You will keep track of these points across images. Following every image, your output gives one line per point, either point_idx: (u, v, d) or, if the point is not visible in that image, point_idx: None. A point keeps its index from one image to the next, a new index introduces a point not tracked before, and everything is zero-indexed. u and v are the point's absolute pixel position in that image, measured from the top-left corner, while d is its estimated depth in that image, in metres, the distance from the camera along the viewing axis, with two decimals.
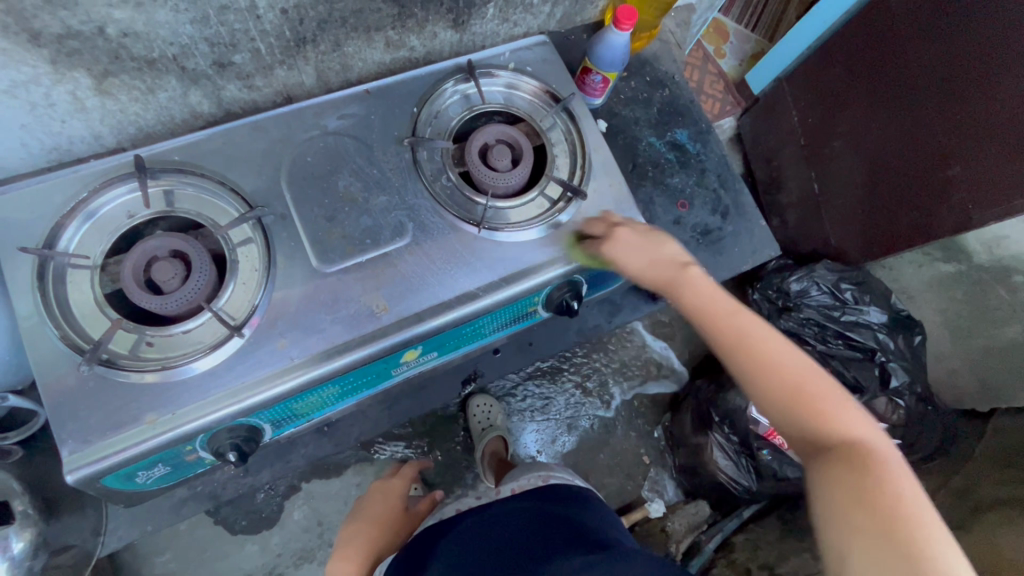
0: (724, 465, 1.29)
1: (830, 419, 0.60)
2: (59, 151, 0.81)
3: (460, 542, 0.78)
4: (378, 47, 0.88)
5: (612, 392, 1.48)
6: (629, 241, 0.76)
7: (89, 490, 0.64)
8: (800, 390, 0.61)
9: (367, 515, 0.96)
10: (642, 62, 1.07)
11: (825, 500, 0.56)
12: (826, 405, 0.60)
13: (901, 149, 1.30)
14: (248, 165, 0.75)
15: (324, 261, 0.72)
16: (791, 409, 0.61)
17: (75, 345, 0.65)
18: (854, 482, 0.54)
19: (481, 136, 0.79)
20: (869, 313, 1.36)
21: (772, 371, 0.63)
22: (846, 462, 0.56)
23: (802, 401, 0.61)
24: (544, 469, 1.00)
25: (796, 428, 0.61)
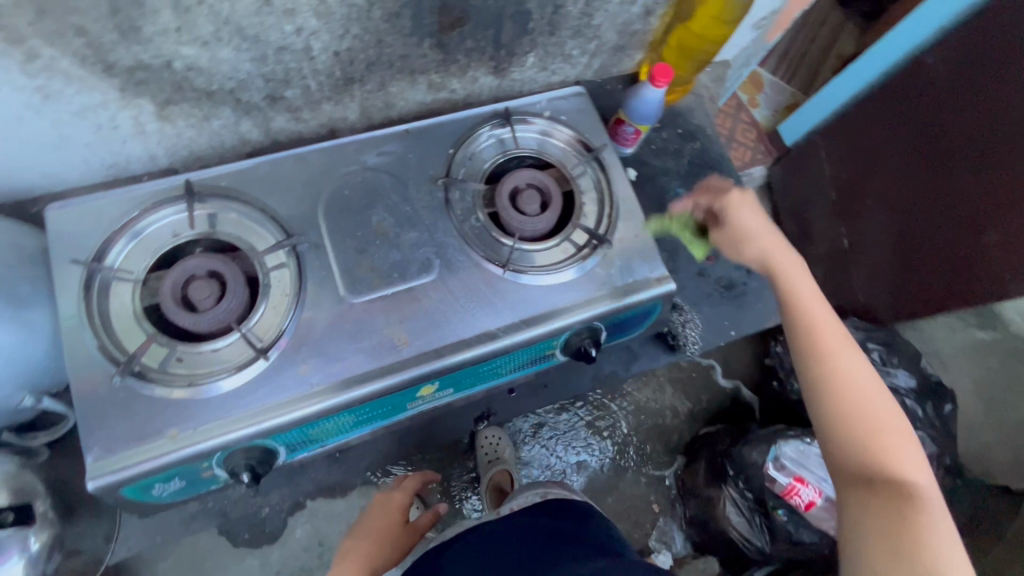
0: (736, 522, 1.28)
1: (888, 451, 0.60)
2: (116, 168, 0.86)
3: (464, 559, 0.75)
4: (421, 88, 0.92)
5: (624, 436, 1.44)
6: (759, 207, 0.77)
7: (109, 498, 0.66)
8: (870, 418, 0.62)
9: (368, 525, 0.86)
10: (675, 114, 1.09)
11: (863, 530, 0.57)
12: (891, 438, 0.61)
13: (935, 211, 1.29)
14: (287, 193, 0.78)
15: (351, 290, 0.75)
16: (853, 429, 0.62)
17: (111, 356, 0.67)
18: (896, 520, 0.56)
19: (513, 181, 0.82)
20: (897, 375, 1.33)
21: (851, 393, 0.63)
22: (896, 498, 0.57)
23: (869, 428, 0.62)
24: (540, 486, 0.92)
25: (852, 450, 0.61)
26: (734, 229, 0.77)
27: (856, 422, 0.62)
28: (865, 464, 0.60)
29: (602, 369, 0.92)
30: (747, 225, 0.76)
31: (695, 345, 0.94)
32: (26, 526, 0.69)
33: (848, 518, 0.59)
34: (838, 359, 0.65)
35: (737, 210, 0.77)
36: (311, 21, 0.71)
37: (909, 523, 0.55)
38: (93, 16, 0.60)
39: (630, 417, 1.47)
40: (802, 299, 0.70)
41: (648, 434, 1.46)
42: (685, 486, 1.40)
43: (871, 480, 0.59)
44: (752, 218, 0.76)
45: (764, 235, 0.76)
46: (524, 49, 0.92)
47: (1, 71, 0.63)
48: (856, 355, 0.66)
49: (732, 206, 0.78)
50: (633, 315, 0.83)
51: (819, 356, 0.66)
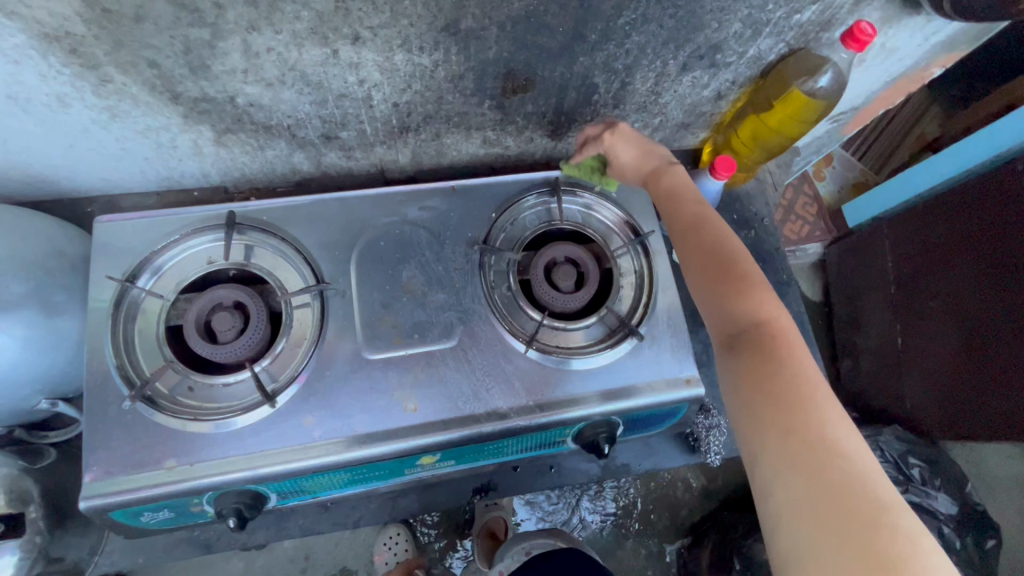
0: None
1: (750, 300, 0.61)
2: (170, 181, 0.88)
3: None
4: (475, 142, 0.91)
5: (630, 499, 1.57)
6: (634, 138, 0.80)
7: (97, 519, 0.66)
8: (728, 276, 0.64)
9: None
10: (733, 198, 1.04)
11: (735, 390, 0.57)
12: (750, 290, 0.62)
13: (1006, 323, 1.18)
14: (324, 235, 0.77)
15: (369, 346, 0.73)
16: (717, 290, 0.63)
17: (127, 377, 0.68)
18: (760, 367, 0.56)
19: (551, 253, 0.79)
20: (937, 499, 1.23)
21: (711, 255, 0.66)
22: (760, 347, 0.57)
23: (728, 284, 0.63)
24: (526, 541, 1.10)
25: (719, 311, 0.62)
26: (619, 155, 0.81)
27: (717, 284, 0.64)
28: (732, 322, 0.61)
29: (617, 457, 0.87)
30: (626, 154, 0.81)
31: (718, 454, 0.88)
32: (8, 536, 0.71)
33: (722, 380, 0.59)
34: (702, 228, 0.69)
35: (618, 146, 0.80)
36: (374, 75, 0.71)
37: (771, 366, 0.56)
38: (167, 52, 0.62)
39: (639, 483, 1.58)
40: (673, 190, 0.75)
41: (654, 502, 1.57)
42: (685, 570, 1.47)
43: (736, 338, 0.60)
44: (632, 151, 0.81)
45: (646, 159, 0.80)
46: (585, 118, 0.89)
47: (75, 90, 0.65)
48: (715, 223, 0.70)
49: (612, 140, 0.80)
50: (655, 414, 0.78)
51: (684, 235, 0.69)
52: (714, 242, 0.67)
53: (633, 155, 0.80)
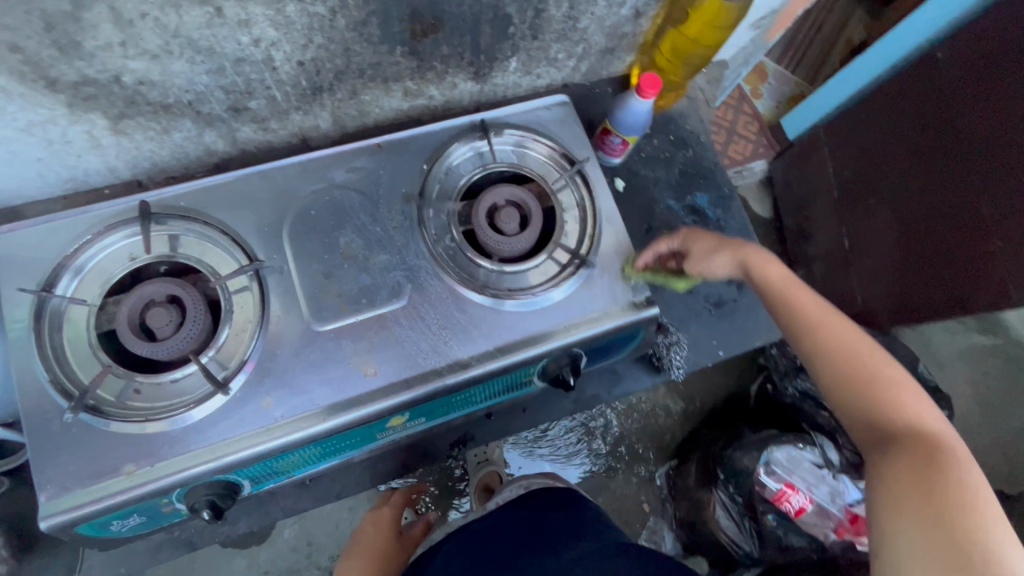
0: (725, 525, 1.41)
1: (903, 406, 0.62)
2: (75, 181, 0.82)
3: (458, 554, 0.83)
4: (396, 95, 0.87)
5: (616, 436, 1.64)
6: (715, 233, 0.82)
7: (63, 537, 0.64)
8: (874, 380, 0.64)
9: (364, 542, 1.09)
10: (667, 119, 1.04)
11: (884, 488, 0.57)
12: (894, 394, 0.63)
13: (944, 212, 1.23)
14: (250, 214, 0.74)
15: (317, 318, 0.71)
16: (866, 391, 0.64)
17: (64, 389, 0.65)
18: (917, 468, 0.56)
19: (490, 198, 0.78)
20: None
21: (849, 359, 0.66)
22: (915, 450, 0.57)
23: (874, 389, 0.63)
24: (524, 478, 1.02)
25: (866, 412, 0.63)
26: (695, 256, 0.81)
27: (860, 388, 0.64)
28: (882, 425, 0.62)
29: (588, 389, 0.89)
30: (717, 262, 0.79)
31: (680, 368, 0.90)
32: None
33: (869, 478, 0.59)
34: (836, 326, 0.69)
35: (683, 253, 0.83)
36: (269, 32, 0.66)
37: (929, 470, 0.55)
38: (26, 33, 0.56)
39: (623, 416, 1.66)
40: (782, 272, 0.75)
41: (639, 434, 1.65)
42: (676, 488, 1.58)
43: (883, 439, 0.61)
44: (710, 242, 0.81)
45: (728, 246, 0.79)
46: (505, 54, 0.87)
47: None
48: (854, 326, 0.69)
49: (693, 233, 0.82)
50: (616, 340, 0.79)
51: (815, 337, 0.69)
52: (857, 347, 0.67)
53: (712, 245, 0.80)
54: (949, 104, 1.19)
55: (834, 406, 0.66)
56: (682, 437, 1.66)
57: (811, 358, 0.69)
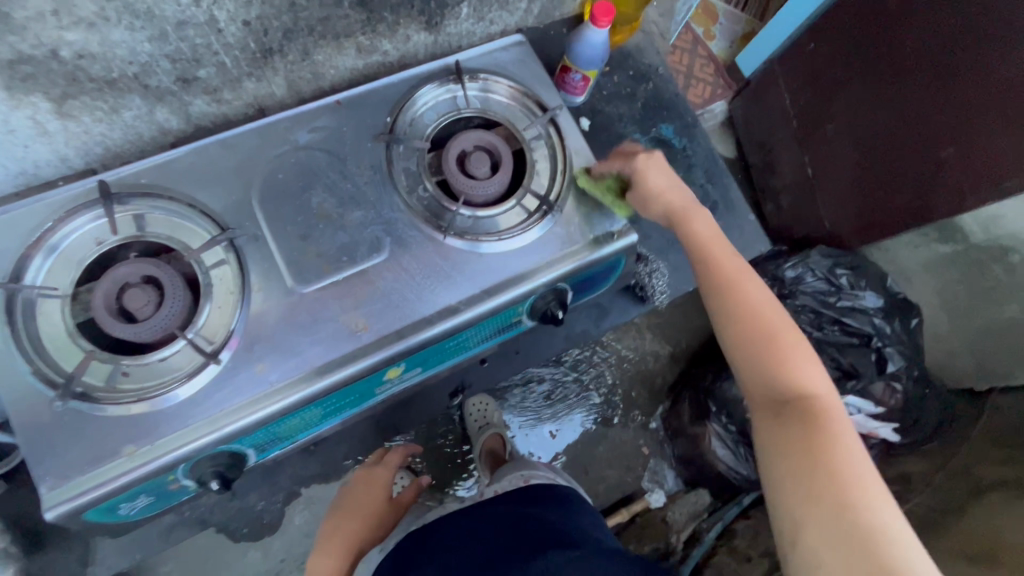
0: (723, 455, 1.49)
1: (793, 369, 0.63)
2: (25, 176, 0.78)
3: (454, 537, 0.85)
4: (350, 54, 0.85)
5: (609, 386, 1.68)
6: (666, 165, 0.78)
7: (72, 526, 0.64)
8: (773, 346, 0.65)
9: (353, 505, 0.92)
10: (625, 55, 1.04)
11: (769, 445, 0.60)
12: (789, 355, 0.64)
13: (896, 130, 1.27)
14: (217, 185, 0.72)
15: (300, 281, 0.71)
16: (760, 356, 0.65)
17: (49, 379, 0.63)
18: (798, 430, 0.58)
19: (458, 145, 0.78)
20: (865, 297, 1.40)
21: (753, 323, 0.67)
22: (799, 412, 0.60)
23: (772, 355, 0.65)
24: (525, 470, 1.07)
25: (760, 377, 0.65)
26: (640, 183, 0.77)
27: (759, 350, 0.65)
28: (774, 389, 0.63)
29: (575, 328, 0.91)
30: (654, 203, 0.77)
31: (664, 294, 0.92)
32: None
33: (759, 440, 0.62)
34: (740, 290, 0.69)
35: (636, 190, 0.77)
36: None
37: (810, 430, 0.58)
38: None
39: (614, 367, 1.70)
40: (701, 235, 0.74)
41: (631, 380, 1.70)
42: (672, 428, 1.63)
43: (774, 398, 0.63)
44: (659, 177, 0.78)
45: (669, 189, 0.76)
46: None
47: None
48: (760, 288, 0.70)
49: (641, 167, 0.78)
50: (597, 271, 0.81)
51: (726, 299, 0.69)
52: (758, 312, 0.67)
53: (660, 183, 0.77)
54: (893, 22, 1.23)
55: (733, 364, 0.68)
56: (672, 379, 1.72)
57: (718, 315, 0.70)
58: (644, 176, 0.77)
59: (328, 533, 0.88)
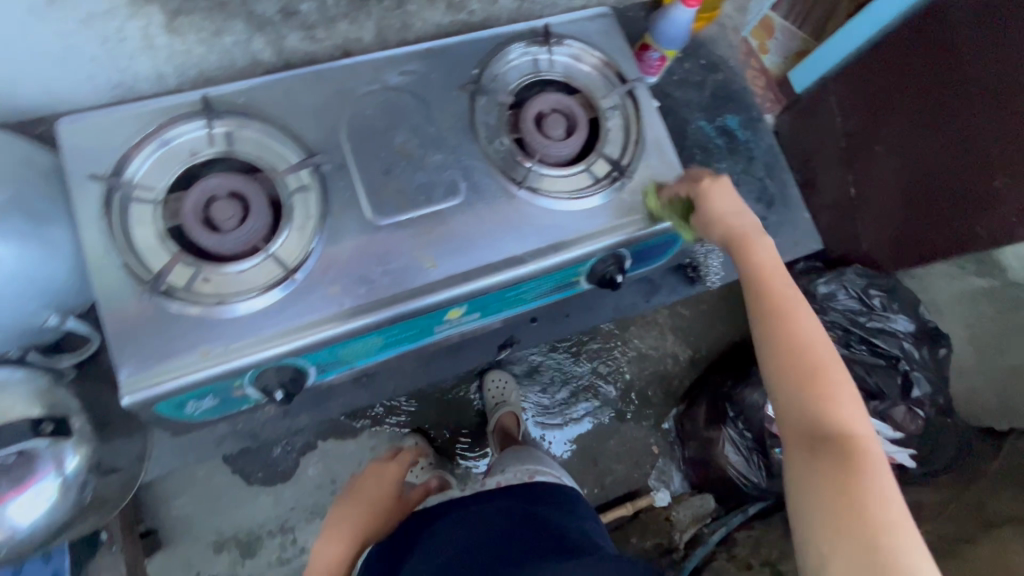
0: (735, 460, 1.47)
1: (833, 405, 0.59)
2: (122, 89, 0.82)
3: (455, 529, 0.90)
4: (439, 8, 0.88)
5: (626, 381, 1.69)
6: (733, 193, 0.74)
7: (144, 415, 0.67)
8: (817, 378, 0.60)
9: (365, 493, 1.08)
10: (698, 44, 1.06)
11: (811, 488, 0.55)
12: (835, 393, 0.59)
13: (960, 150, 1.15)
14: (308, 113, 0.75)
15: (378, 213, 0.73)
16: (800, 388, 0.60)
17: (137, 276, 0.67)
18: (838, 472, 0.54)
19: (537, 104, 0.80)
20: (897, 320, 1.31)
21: (807, 360, 0.61)
22: (839, 453, 0.55)
23: (814, 386, 0.59)
24: (531, 465, 1.06)
25: (798, 410, 0.59)
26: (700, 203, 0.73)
27: (806, 387, 0.60)
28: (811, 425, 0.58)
29: (619, 301, 0.95)
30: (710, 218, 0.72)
31: (717, 275, 0.97)
32: (63, 438, 0.69)
33: (790, 478, 0.58)
34: (788, 312, 0.64)
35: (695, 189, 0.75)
36: None
37: (850, 475, 0.53)
38: None
39: (633, 363, 1.71)
40: (755, 254, 0.69)
41: (649, 378, 1.71)
42: (684, 430, 1.62)
43: (812, 436, 0.58)
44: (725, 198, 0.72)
45: (741, 214, 0.72)
46: None
47: None
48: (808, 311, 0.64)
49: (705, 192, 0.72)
50: (657, 242, 0.83)
51: (780, 329, 0.63)
52: (804, 338, 0.62)
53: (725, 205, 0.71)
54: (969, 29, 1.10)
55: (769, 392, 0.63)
56: (689, 384, 1.71)
57: (762, 341, 0.64)
58: (708, 200, 0.72)
59: (334, 521, 1.02)
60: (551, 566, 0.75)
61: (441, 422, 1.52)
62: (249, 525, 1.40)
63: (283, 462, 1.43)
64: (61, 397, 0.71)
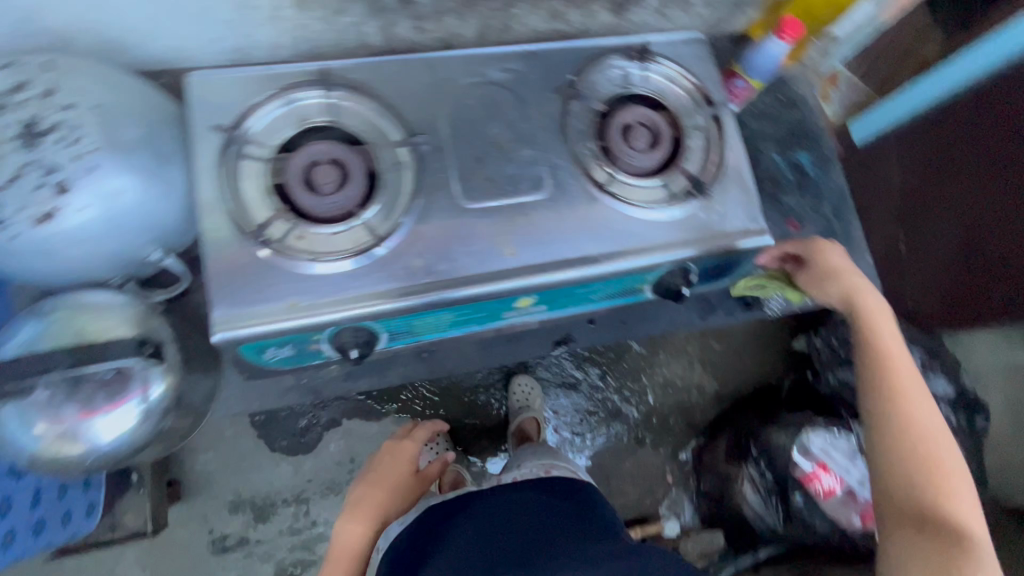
0: (752, 499, 1.43)
1: (946, 494, 0.62)
2: (240, 53, 0.88)
3: (480, 519, 0.89)
4: (541, 15, 0.93)
5: (649, 405, 1.67)
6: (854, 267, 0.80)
7: (229, 355, 0.72)
8: (930, 464, 0.64)
9: (382, 473, 1.07)
10: (780, 79, 1.08)
11: (911, 562, 0.59)
12: (948, 479, 0.63)
13: None
14: (413, 96, 0.79)
15: (467, 196, 0.77)
16: (911, 469, 0.64)
17: (243, 225, 0.71)
18: (945, 555, 0.58)
19: (625, 116, 0.83)
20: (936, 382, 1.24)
21: (921, 445, 0.65)
22: (948, 538, 0.59)
23: (926, 470, 0.64)
24: (549, 460, 1.07)
25: (904, 487, 0.64)
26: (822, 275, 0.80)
27: (919, 471, 0.64)
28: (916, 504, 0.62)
29: (674, 317, 0.96)
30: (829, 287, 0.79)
31: (777, 301, 0.97)
32: (152, 366, 0.69)
33: (886, 548, 0.62)
34: (906, 397, 0.68)
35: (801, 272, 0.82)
36: None
37: (955, 560, 0.57)
38: None
39: (657, 390, 1.68)
40: (885, 338, 0.73)
41: (670, 408, 1.68)
42: (704, 462, 1.60)
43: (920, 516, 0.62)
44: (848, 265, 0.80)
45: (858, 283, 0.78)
46: None
47: None
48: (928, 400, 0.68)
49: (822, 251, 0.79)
50: (726, 262, 0.85)
51: (897, 412, 0.68)
52: (921, 424, 0.66)
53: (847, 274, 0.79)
54: None
55: (875, 465, 0.67)
56: (711, 418, 1.68)
57: (877, 419, 0.69)
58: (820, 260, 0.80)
59: (355, 500, 1.01)
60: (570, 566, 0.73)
61: (463, 417, 1.55)
62: (267, 490, 1.44)
63: (308, 434, 1.47)
64: (156, 325, 0.72)
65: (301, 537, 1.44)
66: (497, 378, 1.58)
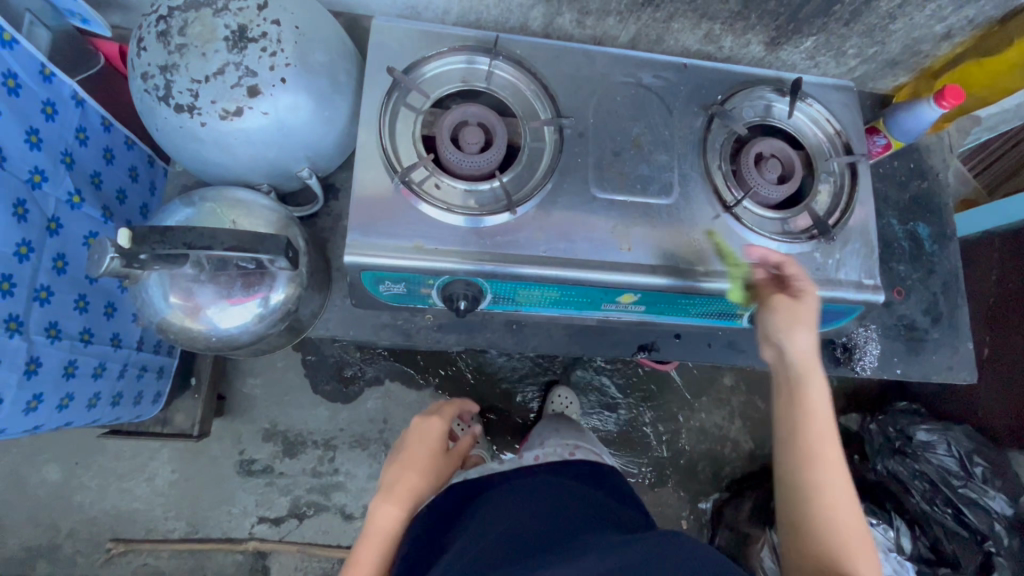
0: (766, 566, 1.34)
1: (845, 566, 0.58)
2: (412, 11, 0.94)
3: (499, 498, 0.81)
4: (697, 35, 0.95)
5: (680, 446, 1.63)
6: (801, 304, 0.70)
7: (348, 278, 0.76)
8: (834, 536, 0.60)
9: (413, 455, 0.87)
10: (914, 148, 1.06)
11: None
12: (850, 551, 0.59)
13: None
14: (567, 81, 0.83)
15: (599, 186, 0.80)
16: (811, 541, 0.61)
17: (390, 162, 0.76)
18: None
19: (765, 144, 0.83)
20: (994, 498, 1.21)
21: (825, 519, 0.61)
22: None
23: (825, 542, 0.60)
24: (575, 441, 0.99)
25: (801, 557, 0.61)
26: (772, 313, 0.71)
27: (816, 545, 0.60)
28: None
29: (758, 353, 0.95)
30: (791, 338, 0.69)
31: (866, 366, 0.96)
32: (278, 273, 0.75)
33: None
34: (816, 462, 0.63)
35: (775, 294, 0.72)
36: None
37: None
38: None
39: (693, 433, 1.64)
40: (807, 393, 0.66)
41: (702, 455, 1.63)
42: (723, 517, 1.53)
43: None
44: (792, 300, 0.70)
45: (796, 326, 0.69)
46: (810, 31, 0.92)
47: None
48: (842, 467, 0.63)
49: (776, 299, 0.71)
50: (832, 308, 0.84)
51: (800, 483, 0.63)
52: (826, 493, 0.62)
53: (787, 315, 0.69)
54: None
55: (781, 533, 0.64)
56: (741, 474, 1.63)
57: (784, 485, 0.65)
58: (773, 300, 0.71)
59: (390, 479, 0.84)
60: (605, 543, 0.65)
61: (500, 408, 1.57)
62: (301, 428, 1.48)
63: (353, 385, 1.51)
64: (292, 234, 0.78)
65: (321, 481, 1.48)
66: (543, 380, 1.59)
